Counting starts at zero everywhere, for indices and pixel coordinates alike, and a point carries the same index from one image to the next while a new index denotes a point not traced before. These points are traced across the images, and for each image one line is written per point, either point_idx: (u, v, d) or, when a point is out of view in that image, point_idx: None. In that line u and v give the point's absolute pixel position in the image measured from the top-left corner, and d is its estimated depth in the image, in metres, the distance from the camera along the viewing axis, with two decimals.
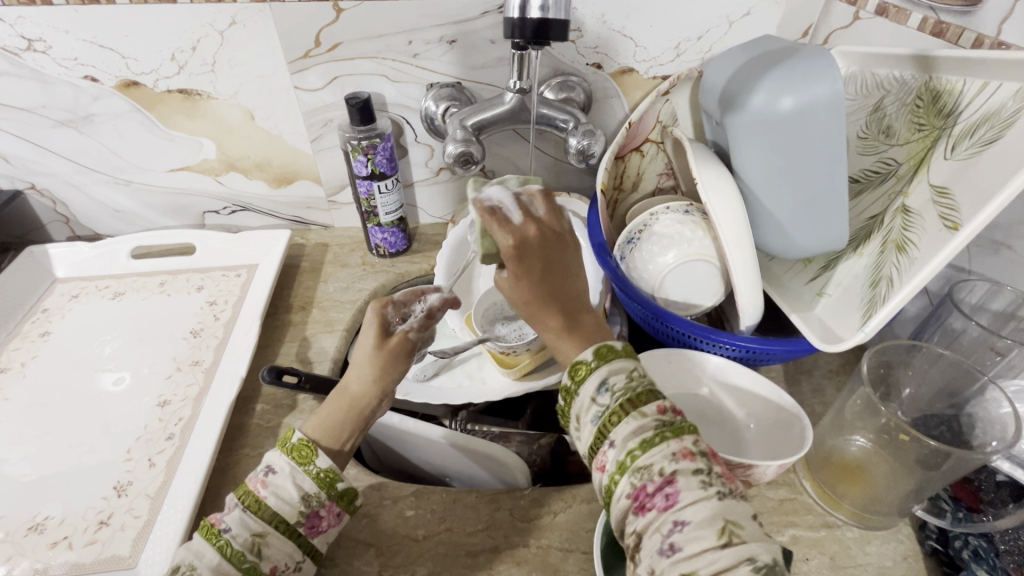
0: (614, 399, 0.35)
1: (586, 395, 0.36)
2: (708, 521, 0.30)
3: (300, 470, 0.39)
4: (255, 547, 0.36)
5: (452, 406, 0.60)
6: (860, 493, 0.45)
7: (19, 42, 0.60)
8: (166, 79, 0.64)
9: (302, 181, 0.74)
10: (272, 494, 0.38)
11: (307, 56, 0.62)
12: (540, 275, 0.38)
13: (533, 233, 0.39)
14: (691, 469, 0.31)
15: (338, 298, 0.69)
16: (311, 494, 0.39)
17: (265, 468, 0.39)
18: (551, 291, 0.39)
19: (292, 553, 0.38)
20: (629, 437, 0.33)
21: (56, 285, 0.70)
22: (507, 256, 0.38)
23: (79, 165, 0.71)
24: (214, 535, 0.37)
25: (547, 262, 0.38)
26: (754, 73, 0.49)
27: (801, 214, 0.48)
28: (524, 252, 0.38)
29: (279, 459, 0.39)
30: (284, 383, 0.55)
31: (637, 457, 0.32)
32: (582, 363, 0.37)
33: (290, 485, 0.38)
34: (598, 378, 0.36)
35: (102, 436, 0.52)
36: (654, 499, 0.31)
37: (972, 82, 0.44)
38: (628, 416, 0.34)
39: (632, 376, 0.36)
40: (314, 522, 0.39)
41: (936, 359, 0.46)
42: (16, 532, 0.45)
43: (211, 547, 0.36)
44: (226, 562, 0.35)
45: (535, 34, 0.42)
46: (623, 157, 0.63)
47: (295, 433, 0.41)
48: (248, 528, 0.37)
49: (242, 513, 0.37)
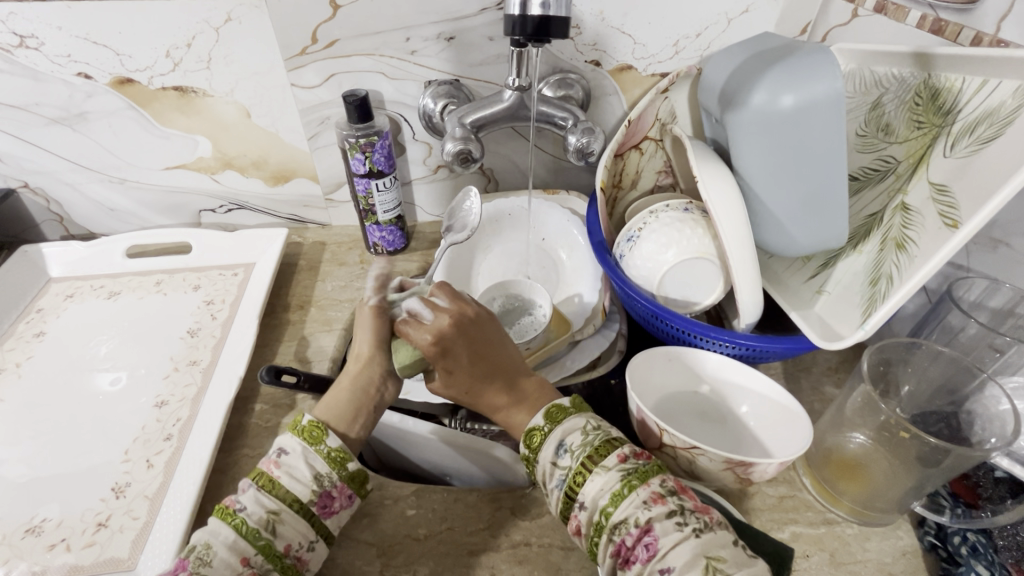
0: (574, 458, 0.38)
1: (547, 460, 0.39)
2: (690, 564, 0.33)
3: (312, 450, 0.40)
4: (270, 525, 0.37)
5: (451, 405, 0.60)
6: (860, 490, 0.45)
7: (11, 38, 0.59)
8: (161, 77, 0.63)
9: (299, 179, 0.74)
10: (286, 473, 0.39)
11: (304, 53, 0.61)
12: (467, 361, 0.43)
13: (445, 323, 0.43)
14: (665, 513, 0.35)
15: (337, 296, 0.69)
16: (323, 473, 0.39)
17: (277, 450, 0.40)
18: (485, 373, 0.43)
19: (306, 532, 0.38)
20: (598, 495, 0.36)
21: (50, 285, 0.69)
22: (432, 355, 0.43)
23: (72, 164, 0.70)
24: (229, 514, 0.37)
25: (471, 347, 0.43)
26: (755, 70, 0.49)
27: (800, 212, 0.48)
28: (446, 344, 0.43)
29: (291, 441, 0.40)
30: (283, 382, 0.55)
31: (612, 514, 0.35)
32: (537, 429, 0.41)
33: (303, 464, 0.39)
34: (555, 442, 0.39)
35: (99, 437, 0.52)
36: (636, 551, 0.34)
37: (971, 79, 0.44)
38: (592, 474, 0.37)
39: (586, 432, 0.40)
40: (326, 502, 0.39)
41: (935, 356, 0.46)
42: (13, 534, 0.44)
43: (227, 525, 0.36)
44: (242, 539, 0.36)
45: (534, 31, 0.41)
46: (623, 155, 0.63)
47: (305, 417, 0.42)
48: (263, 506, 0.37)
49: (257, 492, 0.38)
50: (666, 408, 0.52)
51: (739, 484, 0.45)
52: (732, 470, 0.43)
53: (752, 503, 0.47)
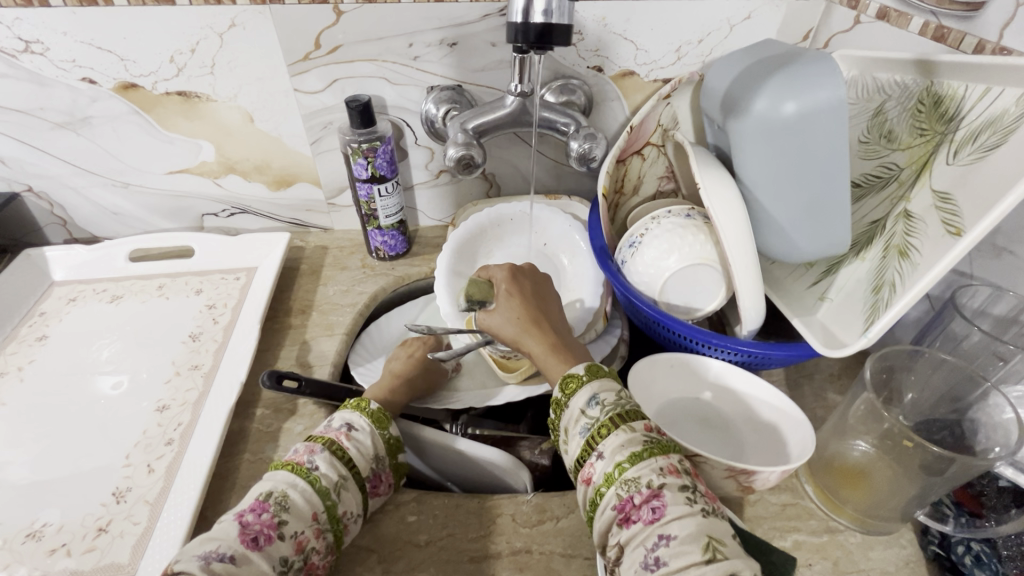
0: (604, 412, 0.39)
1: (576, 407, 0.40)
2: (693, 537, 0.32)
3: (377, 432, 0.46)
4: (338, 488, 0.41)
5: (452, 410, 0.60)
6: (863, 499, 0.45)
7: (16, 43, 0.59)
8: (165, 82, 0.63)
9: (302, 184, 0.74)
10: (354, 446, 0.44)
11: (307, 58, 0.62)
12: (531, 295, 0.50)
13: (517, 266, 0.52)
14: (677, 485, 0.35)
15: (338, 301, 0.69)
16: (381, 455, 0.45)
17: (346, 425, 0.45)
18: (542, 310, 0.49)
19: (358, 503, 0.42)
20: (617, 450, 0.36)
21: (53, 289, 0.70)
22: (505, 280, 0.50)
23: (75, 167, 0.71)
24: (303, 470, 0.40)
25: (536, 288, 0.51)
26: (757, 77, 0.49)
27: (801, 219, 0.48)
28: (517, 276, 0.51)
29: (359, 420, 0.46)
30: (284, 387, 0.54)
31: (625, 470, 0.35)
32: (574, 377, 0.42)
33: (369, 442, 0.45)
34: (589, 393, 0.40)
35: (101, 441, 0.52)
36: (641, 512, 0.34)
37: (974, 88, 0.44)
38: (617, 430, 0.37)
39: (620, 395, 0.40)
40: (375, 482, 0.44)
41: (938, 364, 0.46)
42: (14, 539, 0.44)
43: (302, 480, 0.40)
44: (315, 494, 0.39)
45: (538, 38, 0.41)
46: (623, 161, 0.63)
47: (372, 404, 0.48)
48: (336, 470, 0.41)
49: (331, 456, 0.42)
50: (668, 414, 0.52)
51: (740, 492, 0.45)
52: (734, 478, 0.43)
53: (754, 511, 0.46)
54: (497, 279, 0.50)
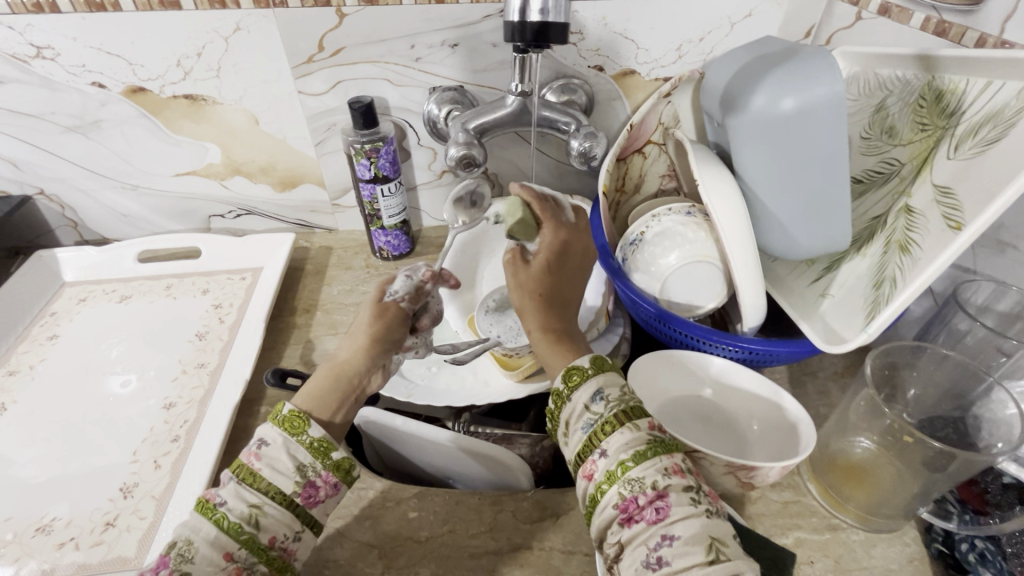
0: (608, 408, 0.36)
1: (578, 402, 0.38)
2: (696, 537, 0.31)
3: (294, 440, 0.38)
4: (253, 518, 0.35)
5: (455, 408, 0.61)
6: (865, 496, 0.45)
7: (28, 49, 0.61)
8: (172, 85, 0.64)
9: (307, 185, 0.75)
10: (267, 465, 0.37)
11: (311, 60, 0.63)
12: (570, 271, 0.48)
13: (576, 231, 0.50)
14: (682, 486, 0.33)
15: (342, 300, 0.70)
16: (306, 464, 0.38)
17: (258, 441, 0.38)
18: (571, 290, 0.47)
19: (291, 523, 0.37)
20: (621, 448, 0.34)
21: (64, 289, 0.71)
22: (557, 242, 0.48)
23: (85, 170, 0.72)
24: (210, 509, 0.35)
25: (580, 262, 0.49)
26: (756, 73, 0.48)
27: (801, 214, 0.48)
28: (572, 243, 0.48)
29: (272, 432, 0.39)
30: (288, 385, 0.56)
31: (629, 468, 0.34)
32: (578, 369, 0.39)
33: (285, 455, 0.38)
34: (594, 386, 0.38)
35: (109, 437, 0.53)
36: (644, 512, 0.32)
37: (975, 82, 0.43)
38: (622, 427, 0.35)
39: (625, 390, 0.38)
40: (311, 492, 0.38)
41: (941, 360, 0.46)
42: (24, 533, 0.45)
43: (208, 521, 0.35)
44: (223, 535, 0.34)
45: (535, 37, 0.42)
46: (625, 159, 0.63)
47: (287, 406, 0.40)
48: (245, 500, 0.36)
49: (237, 485, 0.36)
50: (670, 411, 0.52)
51: (742, 488, 0.45)
52: (733, 474, 0.43)
53: (755, 508, 0.46)
54: (547, 231, 0.48)
